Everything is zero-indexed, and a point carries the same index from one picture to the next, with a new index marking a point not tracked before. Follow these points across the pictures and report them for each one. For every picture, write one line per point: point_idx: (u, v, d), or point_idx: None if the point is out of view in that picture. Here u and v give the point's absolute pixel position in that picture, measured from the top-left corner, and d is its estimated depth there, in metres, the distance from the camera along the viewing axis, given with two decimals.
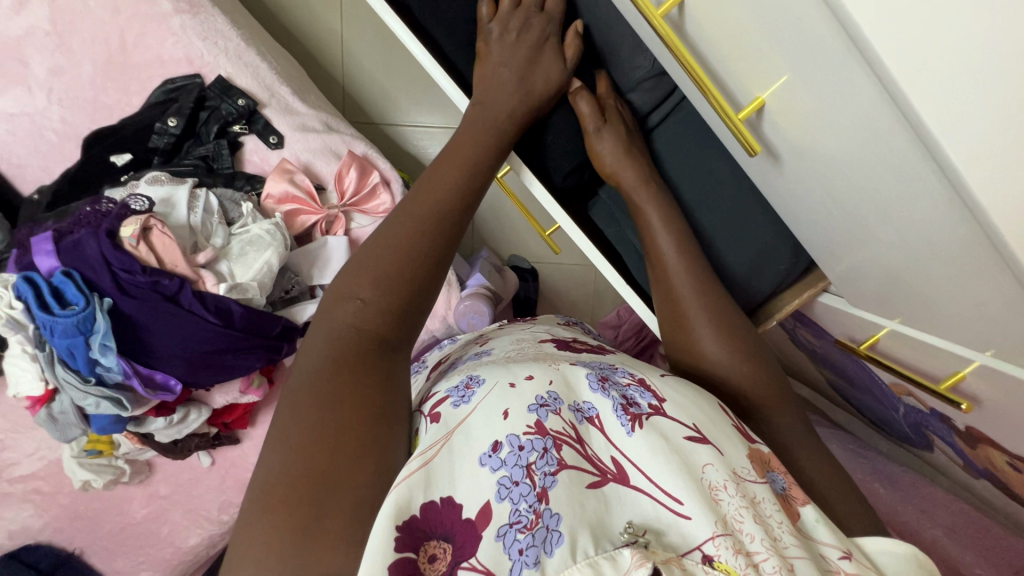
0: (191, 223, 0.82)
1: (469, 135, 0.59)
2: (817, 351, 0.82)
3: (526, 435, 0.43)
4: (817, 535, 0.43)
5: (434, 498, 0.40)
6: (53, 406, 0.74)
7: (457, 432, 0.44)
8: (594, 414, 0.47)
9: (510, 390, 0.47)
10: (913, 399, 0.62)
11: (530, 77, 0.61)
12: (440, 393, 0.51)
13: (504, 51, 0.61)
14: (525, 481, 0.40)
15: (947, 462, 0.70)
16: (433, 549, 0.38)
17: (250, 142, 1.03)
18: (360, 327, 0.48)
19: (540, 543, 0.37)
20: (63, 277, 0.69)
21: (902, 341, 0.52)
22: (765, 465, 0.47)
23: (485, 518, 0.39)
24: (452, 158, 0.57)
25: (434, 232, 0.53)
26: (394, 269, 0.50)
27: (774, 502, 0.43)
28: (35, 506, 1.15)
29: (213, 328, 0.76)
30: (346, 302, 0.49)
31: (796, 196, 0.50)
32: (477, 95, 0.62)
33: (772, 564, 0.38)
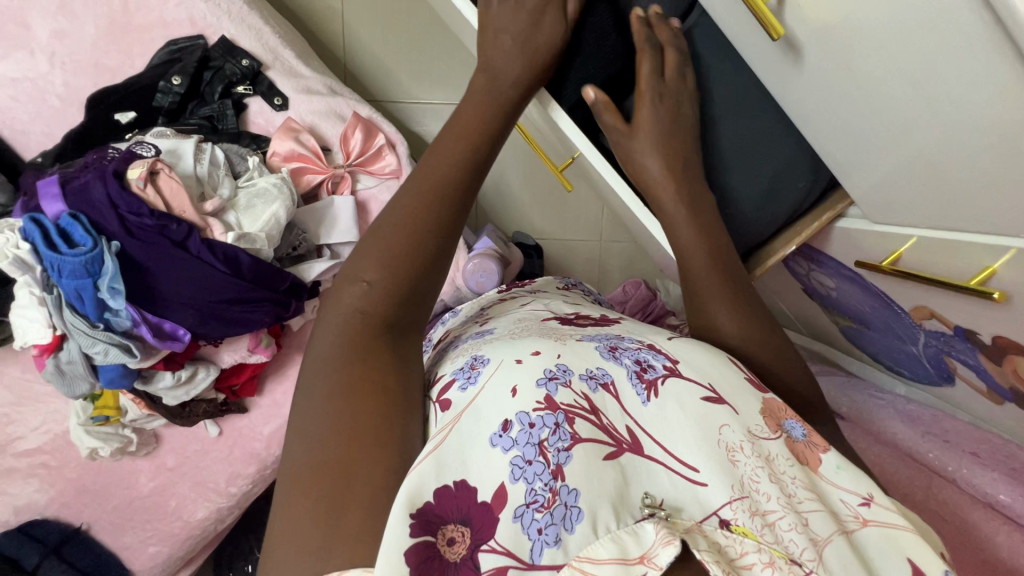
0: (198, 174, 0.81)
1: (473, 112, 0.56)
2: (829, 294, 0.80)
3: (536, 411, 0.41)
4: (834, 481, 0.43)
5: (448, 481, 0.38)
6: (61, 355, 0.73)
7: (465, 415, 0.43)
8: (609, 381, 0.46)
9: (517, 366, 0.45)
10: (936, 322, 0.61)
11: (533, 43, 0.58)
12: (445, 376, 0.49)
13: (504, 18, 0.58)
14: (539, 459, 0.39)
15: (968, 395, 0.69)
16: (451, 532, 0.36)
17: (255, 103, 1.02)
18: (364, 311, 0.46)
19: (560, 520, 0.37)
20: (70, 219, 0.68)
21: (928, 249, 0.51)
22: (779, 416, 0.47)
23: (501, 501, 0.38)
24: (457, 131, 0.54)
25: (437, 209, 0.50)
26: (398, 248, 0.48)
27: (788, 458, 0.43)
28: (42, 481, 1.14)
29: (222, 276, 0.75)
30: (351, 285, 0.48)
31: (815, 97, 0.49)
32: (480, 65, 0.59)
33: (788, 521, 0.39)
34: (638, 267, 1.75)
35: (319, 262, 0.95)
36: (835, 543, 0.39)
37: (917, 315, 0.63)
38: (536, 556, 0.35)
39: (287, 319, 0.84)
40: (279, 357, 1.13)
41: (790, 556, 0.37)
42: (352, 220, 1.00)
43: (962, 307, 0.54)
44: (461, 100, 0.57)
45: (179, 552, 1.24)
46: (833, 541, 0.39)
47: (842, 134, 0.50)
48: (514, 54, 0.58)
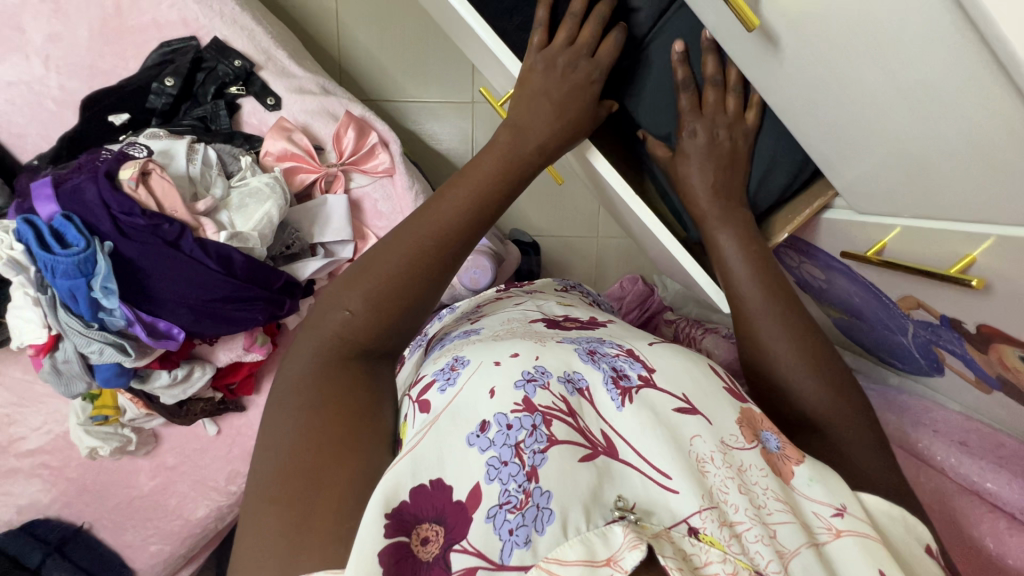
0: (190, 174, 0.82)
1: (490, 164, 0.57)
2: (820, 285, 0.81)
3: (514, 412, 0.43)
4: (807, 492, 0.45)
5: (424, 481, 0.39)
6: (57, 355, 0.74)
7: (443, 414, 0.43)
8: (585, 385, 0.47)
9: (496, 367, 0.46)
10: (923, 312, 0.61)
11: (569, 109, 0.59)
12: (427, 376, 0.50)
13: (546, 83, 0.59)
14: (515, 460, 0.40)
15: (958, 385, 0.69)
16: (425, 531, 0.38)
17: (248, 104, 1.03)
18: (344, 336, 0.49)
19: (530, 522, 0.38)
20: (63, 220, 0.68)
21: (910, 239, 0.52)
22: (757, 426, 0.48)
23: (475, 501, 0.39)
24: (470, 180, 0.56)
25: (437, 254, 0.52)
26: (386, 281, 0.50)
27: (761, 468, 0.45)
28: (44, 481, 1.15)
29: (214, 274, 0.76)
30: (333, 312, 0.50)
31: (797, 89, 0.49)
32: (509, 120, 0.60)
33: (753, 533, 0.40)
34: (635, 263, 1.75)
35: (312, 261, 0.97)
36: (801, 555, 0.40)
37: (904, 305, 0.64)
38: (506, 556, 0.36)
39: (281, 317, 0.84)
40: (275, 354, 1.13)
41: (753, 566, 0.39)
42: (344, 217, 1.01)
43: (946, 295, 0.54)
44: (482, 147, 0.59)
45: (181, 551, 1.25)
46: (799, 553, 0.41)
47: (822, 124, 0.50)
48: (546, 114, 0.59)
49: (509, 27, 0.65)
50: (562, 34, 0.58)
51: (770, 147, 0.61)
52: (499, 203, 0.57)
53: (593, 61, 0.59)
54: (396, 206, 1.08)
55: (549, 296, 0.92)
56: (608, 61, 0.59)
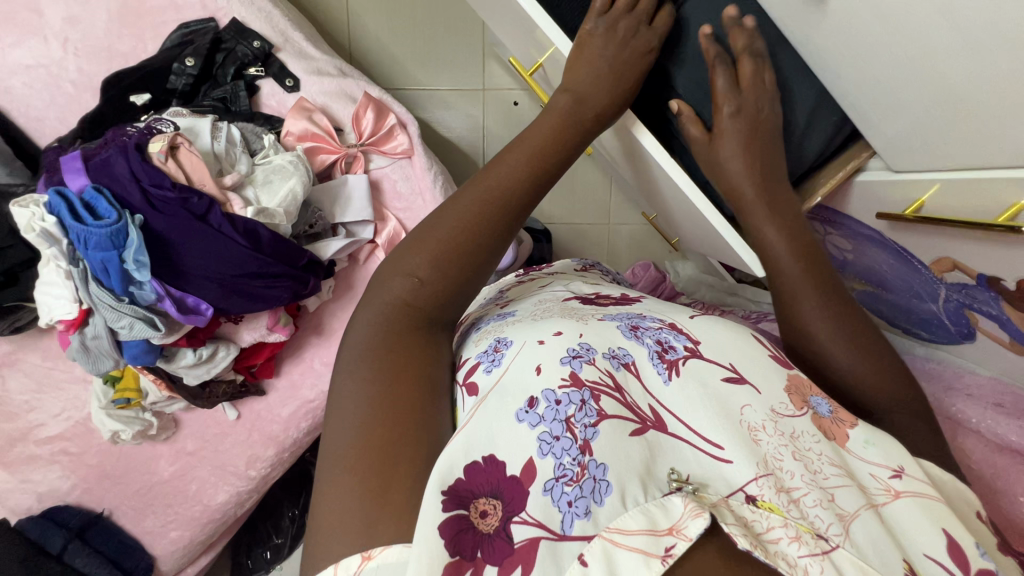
0: (215, 150, 0.81)
1: (546, 129, 0.57)
2: (846, 257, 0.82)
3: (561, 388, 0.43)
4: (863, 455, 0.45)
5: (478, 457, 0.40)
6: (86, 331, 0.74)
7: (492, 394, 0.44)
8: (630, 360, 0.47)
9: (540, 346, 0.46)
10: (959, 274, 0.61)
11: (623, 74, 0.60)
12: (471, 358, 0.50)
13: (605, 47, 0.60)
14: (567, 435, 0.41)
15: (990, 350, 0.69)
16: (483, 505, 0.38)
17: (267, 85, 1.03)
18: (410, 302, 0.50)
19: (589, 493, 0.38)
20: (94, 192, 0.68)
21: (950, 193, 0.52)
22: (806, 392, 0.48)
23: (530, 475, 0.39)
24: (529, 141, 0.56)
25: (496, 218, 0.53)
26: (448, 245, 0.51)
27: (814, 435, 0.45)
28: (63, 467, 1.16)
29: (242, 250, 0.75)
30: (400, 277, 0.51)
31: (839, 41, 0.49)
32: (565, 83, 0.60)
33: (813, 497, 0.40)
34: (647, 249, 1.76)
35: (334, 240, 0.96)
36: (861, 517, 0.40)
37: (937, 268, 0.64)
38: (567, 527, 0.37)
39: (306, 295, 0.84)
40: (294, 337, 1.13)
41: (816, 530, 0.38)
42: (365, 198, 1.01)
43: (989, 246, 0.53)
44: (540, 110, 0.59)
45: (200, 537, 1.24)
46: (859, 516, 0.40)
47: (862, 76, 0.51)
48: (601, 83, 0.59)
49: None
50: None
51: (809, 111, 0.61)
52: (557, 168, 0.57)
53: (651, 29, 0.62)
54: (415, 187, 1.08)
55: (571, 276, 0.91)
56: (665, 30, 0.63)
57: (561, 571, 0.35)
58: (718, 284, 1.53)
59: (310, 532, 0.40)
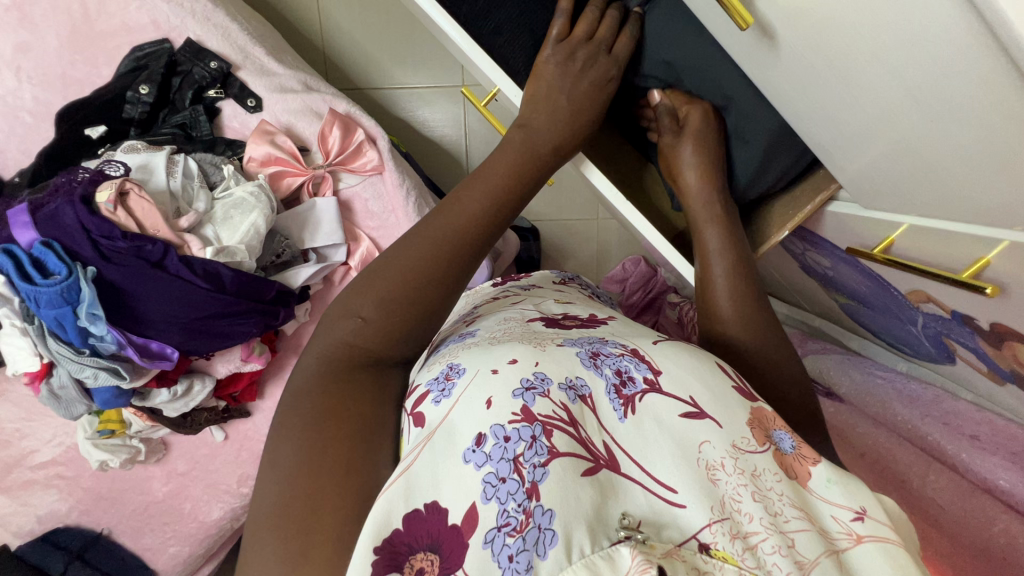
0: (171, 188, 0.79)
1: (504, 160, 0.54)
2: (826, 272, 0.79)
3: (512, 424, 0.41)
4: (825, 496, 0.42)
5: (419, 505, 0.39)
6: (53, 380, 0.73)
7: (439, 430, 0.43)
8: (588, 392, 0.45)
9: (493, 375, 0.45)
10: (934, 306, 0.59)
11: (580, 103, 0.56)
12: (421, 386, 0.49)
13: (561, 73, 0.56)
14: (513, 476, 0.39)
15: (969, 373, 0.67)
16: (420, 561, 0.37)
17: (228, 107, 0.99)
18: (354, 343, 0.49)
19: (532, 546, 0.36)
20: (42, 247, 0.66)
21: (918, 236, 0.49)
22: (769, 426, 0.45)
23: (471, 525, 0.37)
24: (486, 175, 0.54)
25: (450, 256, 0.51)
26: (395, 286, 0.50)
27: (774, 474, 0.42)
28: (60, 491, 1.18)
29: (202, 292, 0.74)
30: (345, 319, 0.50)
31: (795, 84, 0.46)
32: (524, 111, 0.56)
33: (770, 544, 0.38)
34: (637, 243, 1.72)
35: (305, 267, 0.95)
36: (821, 566, 0.38)
37: (914, 298, 0.62)
38: None
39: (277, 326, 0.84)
40: (275, 359, 1.12)
41: None
42: (335, 221, 0.99)
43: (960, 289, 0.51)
44: (496, 147, 0.56)
45: (199, 550, 1.28)
46: (819, 564, 0.38)
47: (819, 116, 0.47)
48: (557, 114, 0.56)
49: (485, 27, 0.60)
50: (583, 26, 0.56)
51: (769, 135, 0.57)
52: (516, 204, 0.54)
53: (611, 57, 0.57)
54: (388, 205, 1.05)
55: (546, 292, 0.88)
56: (625, 56, 0.57)
57: None
58: None
59: None
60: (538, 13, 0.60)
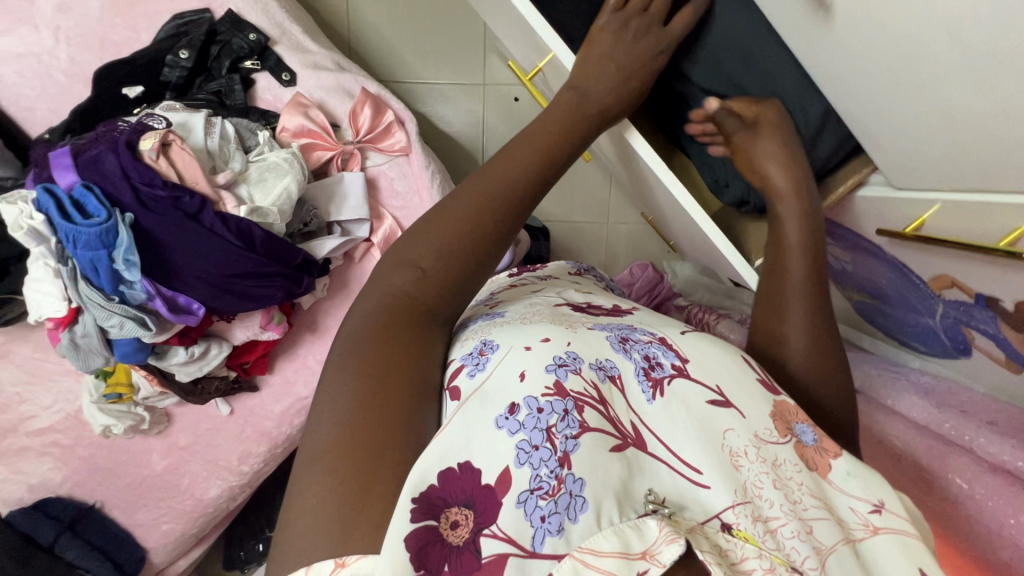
0: (208, 147, 0.80)
1: (555, 118, 0.55)
2: (845, 265, 0.83)
3: (545, 396, 0.40)
4: (844, 488, 0.44)
5: (452, 464, 0.38)
6: (76, 329, 0.73)
7: (472, 399, 0.41)
8: (616, 373, 0.45)
9: (526, 352, 0.43)
10: (957, 291, 0.61)
11: (632, 68, 0.58)
12: (454, 360, 0.47)
13: (615, 42, 0.58)
14: (546, 445, 0.38)
15: (985, 367, 0.69)
16: (454, 515, 0.36)
17: (263, 79, 1.01)
18: (410, 295, 0.48)
19: (563, 509, 0.36)
20: (83, 190, 0.67)
21: (954, 213, 0.53)
22: (790, 420, 0.46)
23: (505, 485, 0.37)
24: (538, 133, 0.54)
25: (503, 207, 0.51)
26: (453, 236, 0.50)
27: (796, 463, 0.43)
28: (55, 459, 1.15)
29: (234, 249, 0.75)
30: (403, 269, 0.49)
31: (843, 61, 0.49)
32: (574, 77, 0.58)
33: (790, 528, 0.39)
34: (644, 249, 1.75)
35: (330, 239, 0.96)
36: (837, 552, 0.40)
37: (936, 285, 0.64)
38: (538, 543, 0.35)
39: (300, 294, 0.83)
40: (288, 334, 1.12)
41: (790, 563, 0.38)
42: (361, 196, 1.00)
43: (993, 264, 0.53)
44: (546, 107, 0.57)
45: (193, 530, 1.26)
46: (835, 550, 0.40)
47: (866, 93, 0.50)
48: (606, 81, 0.57)
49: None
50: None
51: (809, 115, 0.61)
52: (563, 162, 0.55)
53: (664, 30, 0.59)
54: (412, 185, 1.07)
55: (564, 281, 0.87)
56: (681, 32, 0.60)
57: None
58: (716, 287, 1.55)
59: (284, 527, 0.38)
60: None
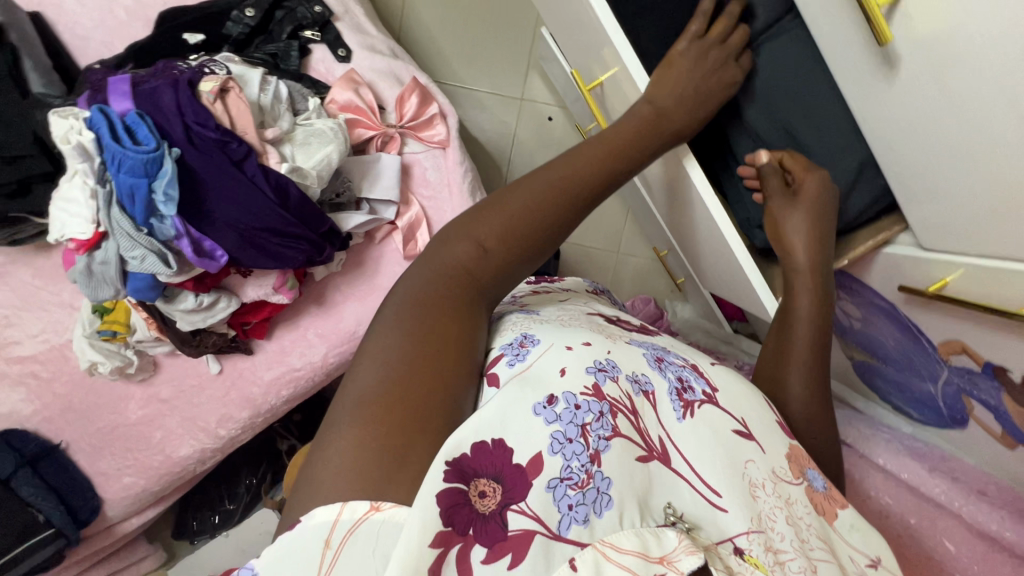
0: (260, 103, 0.81)
1: (625, 130, 0.58)
2: (852, 325, 0.84)
3: (583, 395, 0.40)
4: (848, 539, 0.46)
5: (486, 439, 0.37)
6: (96, 254, 0.72)
7: (513, 383, 0.42)
8: (650, 389, 0.44)
9: (568, 352, 0.44)
10: (966, 358, 0.65)
11: (702, 96, 0.62)
12: (493, 349, 0.48)
13: (694, 66, 0.61)
14: (579, 440, 0.38)
15: (977, 440, 0.73)
16: (482, 486, 0.36)
17: (319, 51, 1.03)
18: (467, 269, 0.48)
19: (590, 502, 0.37)
20: (137, 117, 0.69)
21: (974, 279, 0.58)
22: (803, 464, 0.47)
23: (535, 468, 0.37)
24: (610, 141, 0.56)
25: (569, 202, 0.52)
26: (518, 220, 0.50)
27: (806, 505, 0.45)
28: (28, 390, 1.12)
29: (269, 203, 0.75)
30: (464, 243, 0.49)
31: (900, 114, 0.55)
32: (649, 96, 0.60)
33: (798, 563, 0.40)
34: (648, 285, 1.77)
35: (358, 214, 0.97)
36: None
37: (944, 351, 0.68)
38: (563, 528, 0.35)
39: (319, 262, 0.84)
40: (295, 303, 1.11)
41: None
42: (394, 178, 1.02)
43: (1009, 326, 0.57)
44: (619, 118, 0.59)
45: (154, 488, 1.21)
46: None
47: (917, 145, 0.56)
48: (683, 104, 0.60)
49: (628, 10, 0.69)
50: (719, 29, 0.62)
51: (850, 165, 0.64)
52: (627, 173, 0.56)
53: (738, 64, 0.63)
54: (444, 178, 1.08)
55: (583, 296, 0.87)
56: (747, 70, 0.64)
57: (550, 571, 0.34)
58: (714, 331, 1.58)
59: (312, 471, 0.36)
60: (670, 18, 0.68)
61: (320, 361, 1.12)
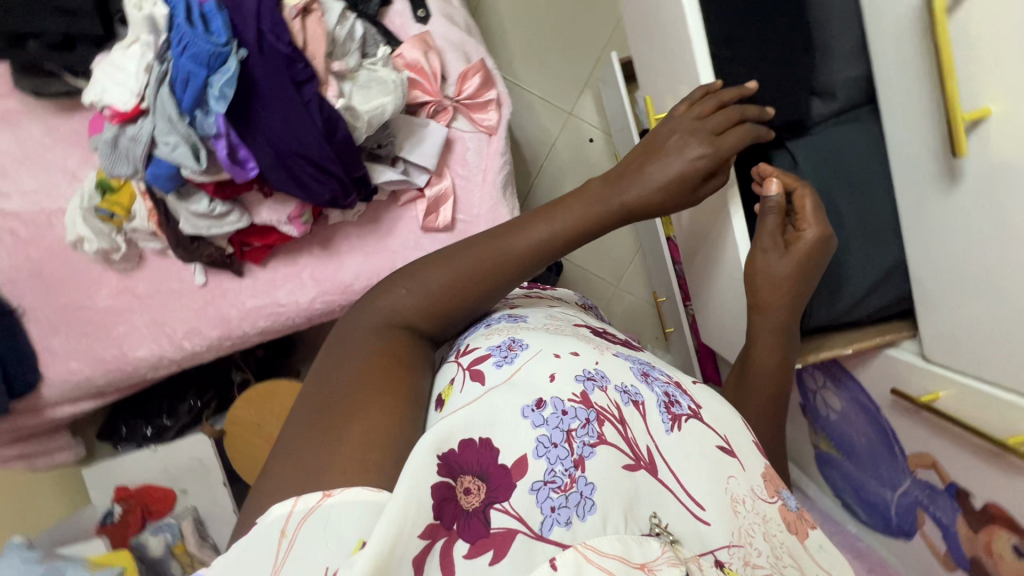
0: (334, 35, 0.80)
1: (577, 194, 0.56)
2: (829, 415, 0.86)
3: (571, 402, 0.41)
4: (819, 558, 0.46)
5: (474, 436, 0.39)
6: (127, 129, 0.72)
7: (503, 387, 0.42)
8: (640, 399, 0.45)
9: (555, 360, 0.45)
10: (932, 473, 0.69)
11: (674, 171, 0.56)
12: (480, 348, 0.48)
13: (664, 144, 0.57)
14: (564, 445, 0.39)
15: (919, 554, 0.76)
16: (468, 483, 0.37)
17: (399, 4, 1.03)
18: (396, 313, 0.50)
19: (573, 506, 0.36)
20: (215, 9, 0.69)
21: (970, 400, 0.60)
22: (778, 483, 0.48)
23: (520, 470, 0.38)
24: (561, 202, 0.55)
25: (507, 258, 0.52)
26: (450, 273, 0.51)
27: (779, 523, 0.45)
28: (2, 244, 1.07)
29: (314, 131, 0.73)
30: (392, 291, 0.51)
31: (949, 226, 0.58)
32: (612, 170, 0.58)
33: None
34: (635, 326, 1.79)
35: (390, 172, 0.98)
36: None
37: (914, 461, 0.71)
38: (546, 529, 0.35)
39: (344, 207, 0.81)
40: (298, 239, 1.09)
41: None
42: (436, 148, 1.01)
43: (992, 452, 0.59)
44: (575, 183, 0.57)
45: (97, 381, 1.15)
46: None
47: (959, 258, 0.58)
48: (646, 179, 0.56)
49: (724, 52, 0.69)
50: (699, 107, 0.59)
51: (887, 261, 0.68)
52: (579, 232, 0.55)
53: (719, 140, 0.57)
54: (482, 163, 1.07)
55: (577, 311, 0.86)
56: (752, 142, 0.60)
57: (529, 570, 0.33)
58: None
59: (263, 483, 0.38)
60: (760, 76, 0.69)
61: (306, 304, 1.10)
